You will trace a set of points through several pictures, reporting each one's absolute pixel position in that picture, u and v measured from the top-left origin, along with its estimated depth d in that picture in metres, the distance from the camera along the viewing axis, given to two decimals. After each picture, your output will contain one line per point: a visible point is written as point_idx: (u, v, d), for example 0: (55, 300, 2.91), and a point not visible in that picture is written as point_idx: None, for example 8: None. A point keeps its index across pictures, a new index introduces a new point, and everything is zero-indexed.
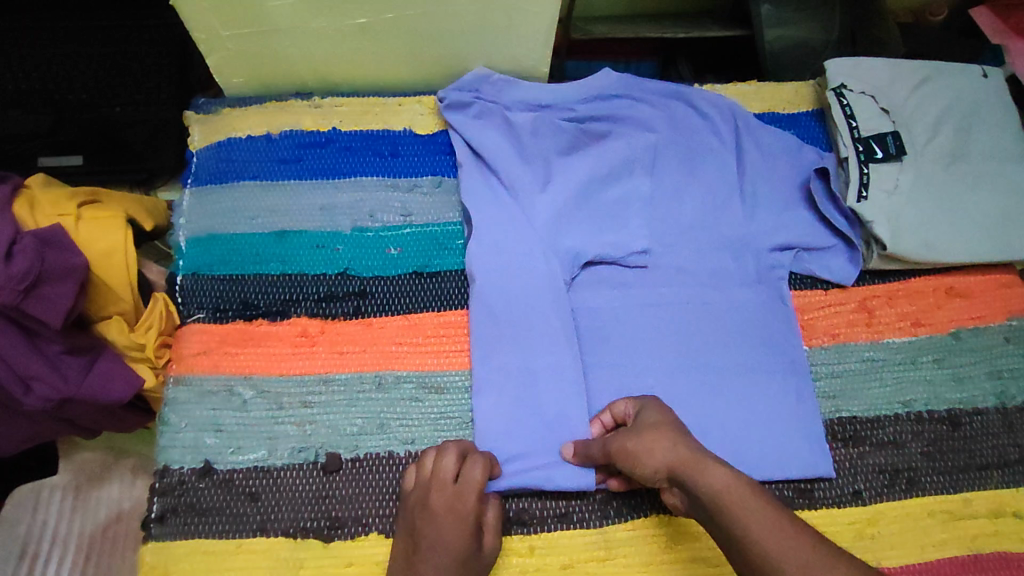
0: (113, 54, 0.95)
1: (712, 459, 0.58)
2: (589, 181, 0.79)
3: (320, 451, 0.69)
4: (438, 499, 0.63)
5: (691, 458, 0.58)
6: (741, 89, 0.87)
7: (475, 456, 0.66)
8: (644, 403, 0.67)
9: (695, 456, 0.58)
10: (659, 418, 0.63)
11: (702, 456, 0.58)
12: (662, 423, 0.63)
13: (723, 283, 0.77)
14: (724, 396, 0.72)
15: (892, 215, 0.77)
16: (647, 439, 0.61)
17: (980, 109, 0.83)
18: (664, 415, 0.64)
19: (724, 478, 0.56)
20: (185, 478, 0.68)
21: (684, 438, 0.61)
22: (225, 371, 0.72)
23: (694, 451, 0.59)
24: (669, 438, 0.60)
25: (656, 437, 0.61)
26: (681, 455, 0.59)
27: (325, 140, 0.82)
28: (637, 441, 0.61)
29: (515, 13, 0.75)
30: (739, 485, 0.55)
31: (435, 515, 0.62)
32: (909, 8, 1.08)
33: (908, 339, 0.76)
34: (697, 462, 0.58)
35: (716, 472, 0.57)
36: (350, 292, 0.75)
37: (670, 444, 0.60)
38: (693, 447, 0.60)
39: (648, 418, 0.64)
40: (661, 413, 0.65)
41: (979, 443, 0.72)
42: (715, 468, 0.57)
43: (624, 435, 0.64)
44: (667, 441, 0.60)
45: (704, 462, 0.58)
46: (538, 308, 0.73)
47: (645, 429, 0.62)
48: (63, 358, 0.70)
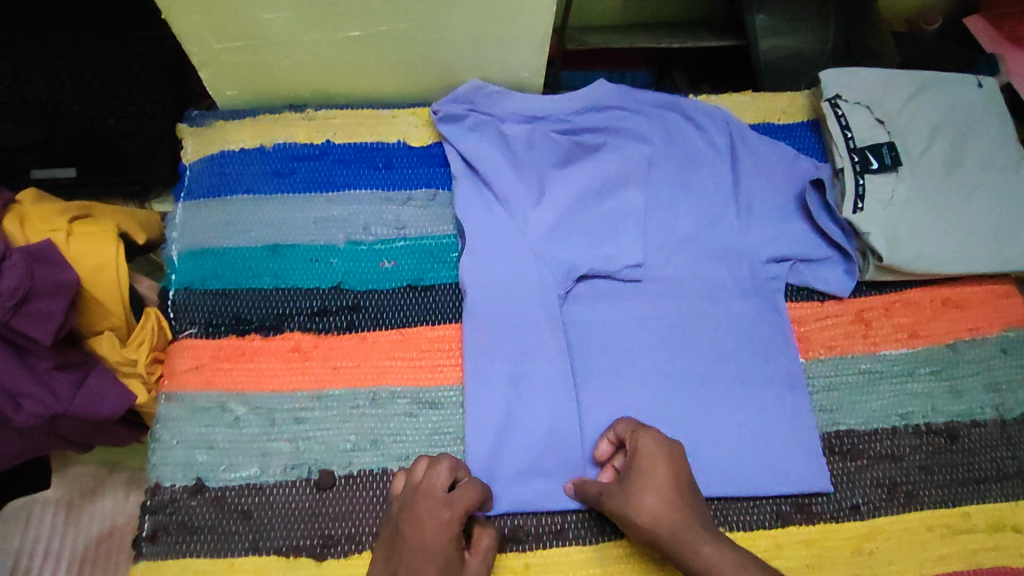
0: (106, 65, 0.95)
1: (702, 537, 0.61)
2: (584, 195, 0.79)
3: (313, 467, 0.69)
4: (423, 508, 0.61)
5: (677, 538, 0.61)
6: (737, 99, 0.87)
7: (468, 480, 0.65)
8: (641, 445, 0.65)
9: (690, 530, 0.61)
10: (661, 478, 0.63)
11: (694, 536, 0.61)
12: (657, 485, 0.63)
13: (721, 295, 0.77)
14: (722, 414, 0.72)
15: (888, 226, 0.76)
16: (637, 496, 0.63)
17: (975, 119, 0.82)
18: (662, 469, 0.64)
19: (711, 552, 0.59)
20: (177, 496, 0.68)
21: (681, 505, 0.62)
22: (217, 387, 0.71)
23: (687, 521, 0.61)
24: (663, 503, 0.62)
25: (649, 500, 0.62)
26: (670, 529, 0.61)
27: (318, 152, 0.81)
28: (626, 507, 0.63)
29: (508, 25, 0.75)
30: (725, 558, 0.59)
31: (425, 521, 0.61)
32: (903, 17, 1.09)
33: (905, 351, 0.75)
34: (688, 542, 0.60)
35: (706, 551, 0.60)
36: (344, 305, 0.75)
37: (662, 513, 0.62)
38: (688, 520, 0.62)
39: (646, 476, 0.64)
40: (662, 467, 0.64)
41: (977, 456, 0.71)
42: (703, 547, 0.60)
43: (618, 495, 0.64)
44: (663, 510, 0.62)
45: (697, 541, 0.60)
46: (533, 327, 0.73)
47: (640, 489, 0.63)
48: (53, 374, 0.69)
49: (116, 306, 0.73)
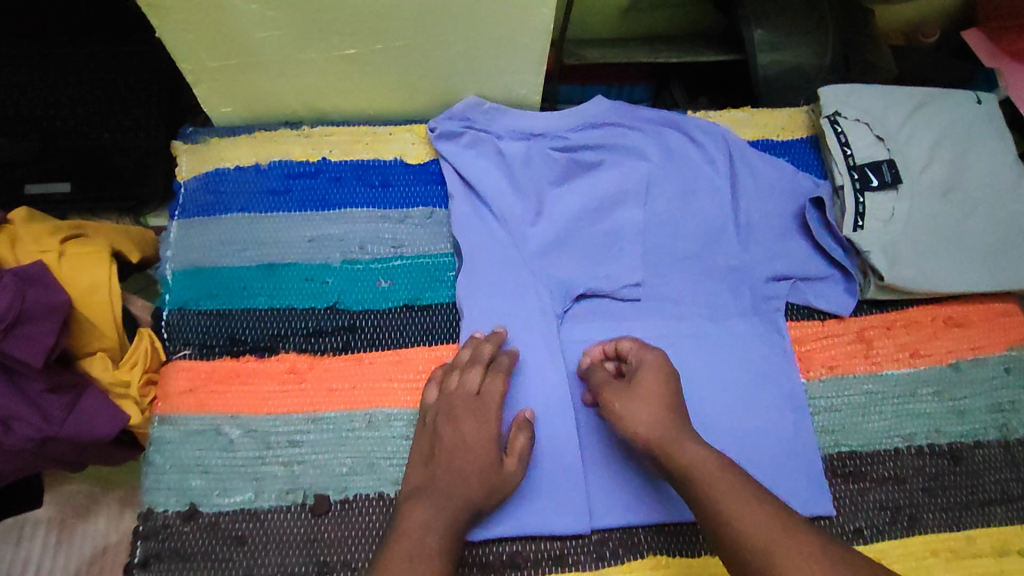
0: (101, 80, 0.95)
1: (688, 437, 0.61)
2: (583, 212, 0.78)
3: (308, 492, 0.68)
4: (461, 409, 0.66)
5: (667, 437, 0.61)
6: (735, 116, 0.87)
7: (497, 369, 0.68)
8: (645, 360, 0.67)
9: (674, 433, 0.61)
10: (656, 385, 0.64)
11: (679, 437, 0.61)
12: (657, 398, 0.63)
13: (721, 315, 0.76)
14: (722, 425, 0.71)
15: (888, 245, 0.76)
16: (633, 405, 0.63)
17: (975, 135, 0.82)
18: (660, 384, 0.64)
19: (696, 454, 0.59)
20: (169, 522, 0.66)
21: (671, 413, 0.63)
22: (211, 410, 0.70)
23: (676, 429, 0.61)
24: (656, 410, 0.63)
25: (643, 407, 0.63)
26: (659, 432, 0.61)
27: (314, 170, 0.81)
28: (626, 406, 0.63)
29: (505, 42, 0.75)
30: (709, 459, 0.59)
31: (465, 418, 0.65)
32: (900, 30, 1.09)
33: (907, 371, 0.75)
34: (671, 442, 0.61)
35: (690, 450, 0.60)
36: (340, 326, 0.74)
37: (656, 419, 0.62)
38: (676, 427, 0.62)
39: (646, 384, 0.64)
40: (663, 381, 0.65)
41: (981, 478, 0.71)
42: (688, 445, 0.60)
43: (617, 391, 0.65)
44: (654, 416, 0.62)
45: (683, 443, 0.60)
46: (529, 338, 0.73)
47: (640, 396, 0.64)
48: (44, 397, 0.68)
49: (109, 328, 0.71)
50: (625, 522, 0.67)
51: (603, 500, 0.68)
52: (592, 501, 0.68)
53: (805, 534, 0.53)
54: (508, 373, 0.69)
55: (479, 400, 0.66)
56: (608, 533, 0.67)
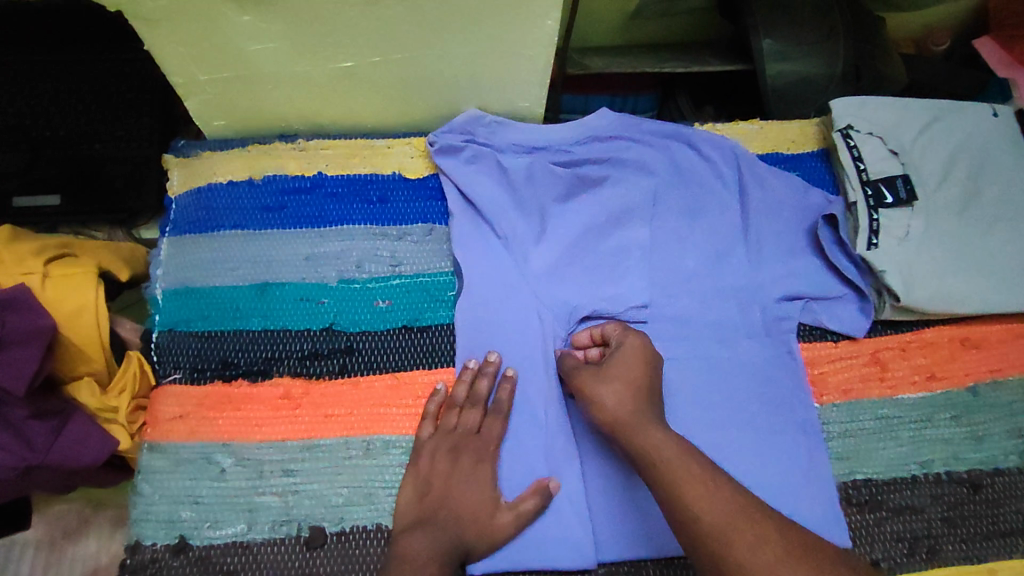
0: (91, 88, 0.91)
1: (652, 423, 0.60)
2: (587, 231, 0.76)
3: (303, 524, 0.65)
4: (460, 450, 0.65)
5: (631, 420, 0.60)
6: (744, 128, 0.84)
7: (497, 410, 0.68)
8: (625, 341, 0.67)
9: (640, 418, 0.60)
10: (631, 364, 0.65)
11: (642, 422, 0.60)
12: (625, 376, 0.64)
13: (730, 336, 0.74)
14: (730, 447, 0.69)
15: (904, 264, 0.73)
16: (601, 385, 0.63)
17: (992, 149, 0.79)
18: (637, 366, 0.65)
19: (658, 438, 0.59)
20: (158, 555, 0.64)
21: (639, 397, 0.62)
22: (202, 438, 0.67)
23: (641, 413, 0.61)
24: (625, 390, 0.62)
25: (610, 388, 0.63)
26: (626, 415, 0.61)
27: (310, 185, 0.78)
28: (594, 388, 0.63)
29: (507, 54, 0.72)
30: (671, 444, 0.58)
31: (465, 456, 0.65)
32: (910, 38, 1.06)
33: (923, 395, 0.72)
34: (635, 425, 0.60)
35: (654, 435, 0.59)
36: (337, 348, 0.71)
37: (624, 400, 0.62)
38: (641, 411, 0.61)
39: (616, 366, 0.65)
40: (638, 365, 0.65)
41: (1002, 508, 0.68)
42: (651, 430, 0.59)
43: (591, 373, 0.65)
44: (620, 395, 0.62)
45: (645, 426, 0.60)
46: (528, 357, 0.71)
47: (609, 377, 0.64)
48: (29, 424, 0.65)
49: (96, 352, 0.69)
50: (631, 555, 0.65)
51: (609, 530, 0.65)
52: (598, 529, 0.65)
53: (757, 518, 0.53)
54: (506, 413, 0.68)
55: (480, 438, 0.66)
56: (615, 566, 0.65)
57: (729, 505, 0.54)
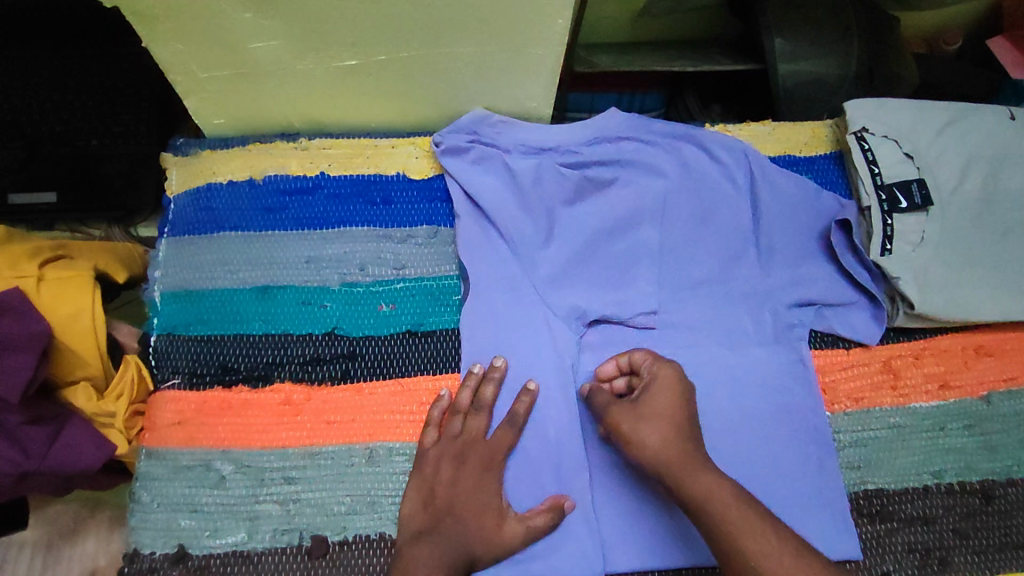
0: (87, 82, 0.89)
1: (701, 465, 0.57)
2: (597, 235, 0.74)
3: (305, 533, 0.63)
4: (466, 461, 0.64)
5: (678, 463, 0.57)
6: (755, 130, 0.83)
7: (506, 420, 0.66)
8: (659, 375, 0.63)
9: (689, 459, 0.57)
10: (671, 403, 0.61)
11: (691, 464, 0.57)
12: (668, 415, 0.60)
13: (742, 343, 0.72)
14: (748, 457, 0.67)
15: (919, 272, 0.72)
16: (645, 420, 0.60)
17: (1009, 153, 0.78)
18: (673, 405, 0.61)
19: (708, 483, 0.56)
20: (156, 565, 0.62)
21: (683, 436, 0.59)
22: (202, 445, 0.66)
23: (687, 453, 0.58)
24: (669, 430, 0.59)
25: (651, 427, 0.59)
26: (673, 457, 0.57)
27: (311, 185, 0.76)
28: (634, 425, 0.60)
29: (516, 54, 0.70)
30: (723, 489, 0.55)
31: (476, 465, 0.64)
32: (921, 37, 1.04)
33: (936, 404, 0.71)
34: (682, 468, 0.56)
35: (704, 478, 0.56)
36: (339, 353, 0.70)
37: (666, 441, 0.58)
38: (687, 451, 0.58)
39: (654, 402, 0.61)
40: (675, 401, 0.61)
41: (1015, 519, 0.67)
42: (701, 474, 0.56)
43: (627, 411, 0.61)
44: (667, 435, 0.58)
45: (697, 472, 0.56)
46: (538, 364, 0.69)
47: (649, 416, 0.60)
48: (25, 430, 0.64)
49: (93, 357, 0.67)
50: (642, 568, 0.63)
51: (619, 543, 0.64)
52: (608, 540, 0.64)
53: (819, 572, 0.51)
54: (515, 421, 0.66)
55: (490, 449, 0.65)
56: None
57: (789, 561, 0.51)
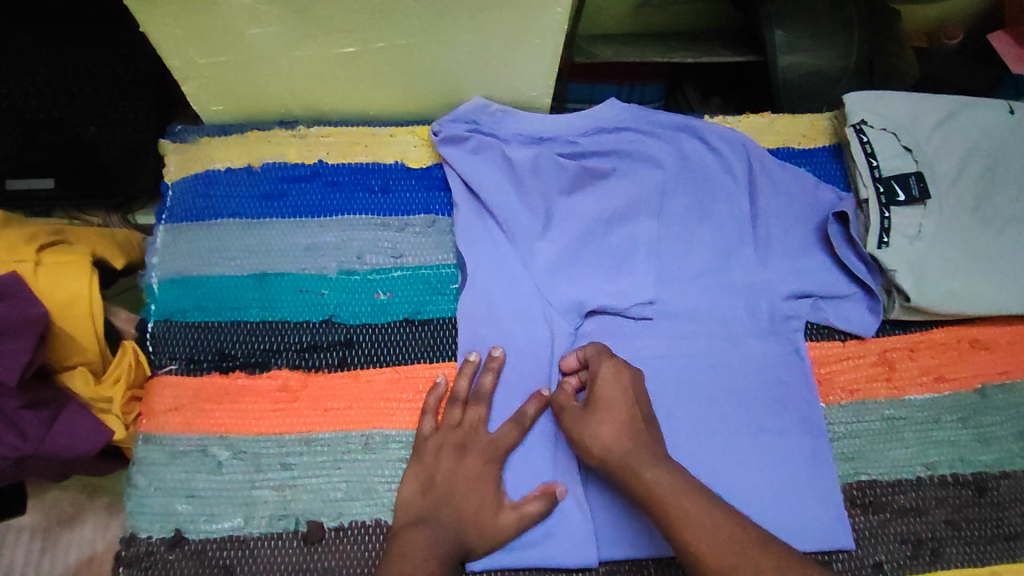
0: (85, 68, 0.89)
1: (645, 462, 0.58)
2: (592, 224, 0.74)
3: (301, 519, 0.64)
4: (462, 450, 0.64)
5: (622, 463, 0.58)
6: (754, 122, 0.83)
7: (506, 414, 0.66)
8: (600, 374, 0.64)
9: (628, 459, 0.58)
10: (612, 403, 0.62)
11: (633, 461, 0.58)
12: (610, 416, 0.61)
13: (737, 334, 0.72)
14: (738, 449, 0.68)
15: (915, 264, 0.72)
16: (592, 424, 0.61)
17: (1008, 147, 0.78)
18: (614, 407, 0.62)
19: (652, 478, 0.57)
20: (153, 548, 0.63)
21: (626, 434, 0.60)
22: (199, 430, 0.66)
23: (629, 451, 0.59)
24: (608, 430, 0.60)
25: (595, 430, 0.61)
26: (613, 459, 0.59)
27: (310, 173, 0.76)
28: (580, 432, 0.62)
29: (515, 42, 0.70)
30: (667, 484, 0.56)
31: (470, 453, 0.64)
32: (922, 31, 1.04)
33: (931, 396, 0.71)
34: (629, 468, 0.58)
35: (657, 477, 0.56)
36: (336, 341, 0.70)
37: (607, 443, 0.60)
38: (630, 450, 0.59)
39: (598, 404, 0.62)
40: (619, 400, 0.62)
41: (1007, 511, 0.68)
42: (648, 471, 0.57)
43: (575, 413, 0.63)
44: (605, 438, 0.60)
45: (643, 466, 0.57)
46: (531, 353, 0.70)
47: (593, 419, 0.62)
48: (21, 414, 0.63)
49: (91, 342, 0.67)
50: (633, 555, 0.64)
51: (608, 530, 0.65)
52: (601, 528, 0.64)
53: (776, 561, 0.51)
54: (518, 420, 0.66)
55: (487, 438, 0.65)
56: (616, 565, 0.64)
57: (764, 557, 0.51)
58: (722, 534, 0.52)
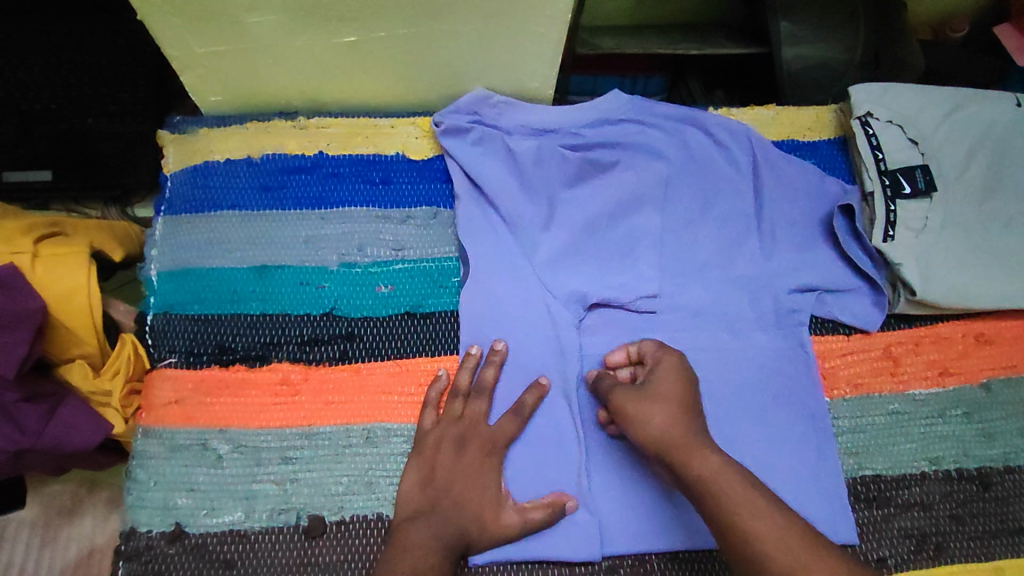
0: (82, 58, 0.87)
1: (708, 447, 0.57)
2: (598, 216, 0.74)
3: (302, 513, 0.63)
4: (464, 444, 0.63)
5: (683, 444, 0.56)
6: (759, 114, 0.82)
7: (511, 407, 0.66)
8: (663, 361, 0.64)
9: (691, 440, 0.57)
10: (671, 388, 0.61)
11: (696, 443, 0.57)
12: (670, 397, 0.60)
13: (742, 327, 0.72)
14: (745, 441, 0.67)
15: (921, 258, 0.72)
16: (648, 407, 0.59)
17: (1015, 140, 0.77)
18: (680, 388, 0.61)
19: (715, 465, 0.55)
20: (153, 543, 0.62)
21: (688, 417, 0.59)
22: (199, 424, 0.66)
23: (692, 432, 0.57)
24: (668, 413, 0.58)
25: (657, 409, 0.59)
26: (676, 437, 0.57)
27: (310, 165, 0.75)
28: (638, 408, 0.60)
29: (518, 33, 0.69)
30: (728, 471, 0.55)
31: (471, 445, 0.63)
32: (928, 24, 1.02)
33: (935, 390, 0.71)
34: (687, 448, 0.56)
35: (707, 458, 0.56)
36: (337, 334, 0.69)
37: (669, 421, 0.58)
38: (691, 430, 0.57)
39: (660, 386, 0.61)
40: (680, 384, 0.61)
41: (1012, 506, 0.67)
42: (705, 455, 0.56)
43: (631, 394, 0.61)
44: (668, 416, 0.58)
45: (701, 452, 0.56)
46: (537, 345, 0.69)
47: (653, 398, 0.60)
48: (19, 407, 0.63)
49: (89, 335, 0.66)
50: (637, 548, 0.63)
51: (614, 521, 0.64)
52: (607, 520, 0.64)
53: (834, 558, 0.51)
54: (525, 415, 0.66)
55: (490, 431, 0.64)
56: (619, 559, 0.64)
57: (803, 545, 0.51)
58: (777, 527, 0.52)
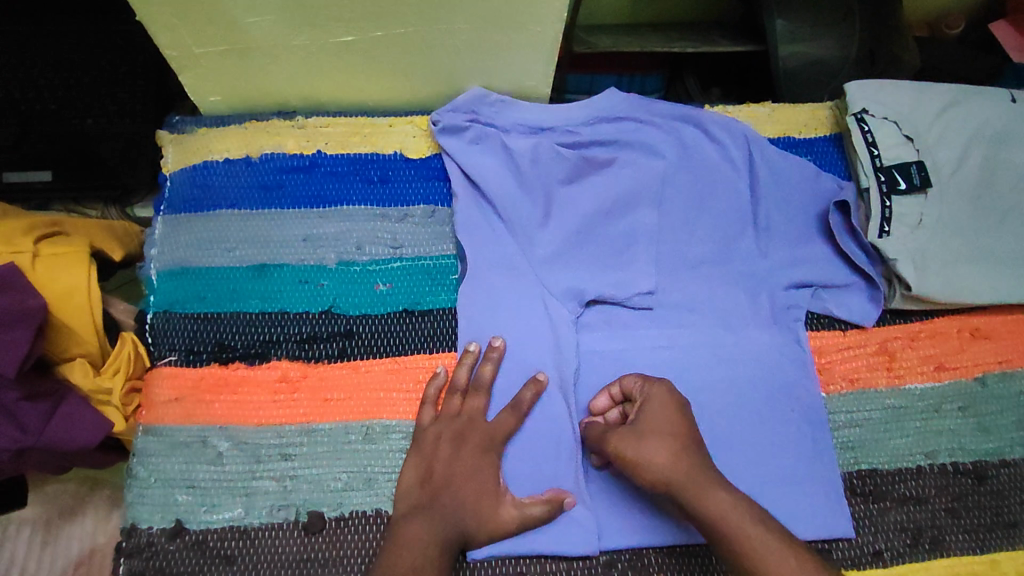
0: (81, 59, 0.88)
1: (716, 483, 0.57)
2: (595, 216, 0.74)
3: (301, 509, 0.64)
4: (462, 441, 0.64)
5: (689, 481, 0.56)
6: (755, 112, 0.82)
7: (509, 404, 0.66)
8: (652, 397, 0.62)
9: (697, 477, 0.57)
10: (665, 424, 0.60)
11: (705, 483, 0.56)
12: (665, 433, 0.59)
13: (738, 323, 0.72)
14: (743, 441, 0.68)
15: (916, 253, 0.72)
16: (646, 447, 0.58)
17: (1010, 136, 0.77)
18: (677, 421, 0.60)
19: (724, 502, 0.55)
20: (154, 539, 0.63)
21: (688, 454, 0.58)
22: (199, 422, 0.66)
23: (695, 471, 0.57)
24: (665, 448, 0.58)
25: (655, 447, 0.58)
26: (681, 475, 0.57)
27: (308, 164, 0.76)
28: (637, 449, 0.59)
29: (514, 31, 0.69)
30: (738, 505, 0.55)
31: (469, 441, 0.64)
32: (923, 20, 1.03)
33: (930, 385, 0.71)
34: (696, 487, 0.56)
35: (718, 496, 0.56)
36: (336, 331, 0.70)
37: (669, 460, 0.57)
38: (694, 467, 0.57)
39: (654, 420, 0.60)
40: (674, 417, 0.60)
41: (1008, 499, 0.68)
42: (714, 491, 0.56)
43: (626, 434, 0.60)
44: (670, 453, 0.58)
45: (711, 488, 0.56)
46: (535, 346, 0.69)
47: (649, 436, 0.59)
48: (21, 406, 0.63)
49: (89, 334, 0.67)
50: (635, 542, 0.64)
51: (611, 517, 0.65)
52: (605, 517, 0.65)
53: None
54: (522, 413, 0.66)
55: (488, 430, 0.65)
56: (618, 555, 0.64)
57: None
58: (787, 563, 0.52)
